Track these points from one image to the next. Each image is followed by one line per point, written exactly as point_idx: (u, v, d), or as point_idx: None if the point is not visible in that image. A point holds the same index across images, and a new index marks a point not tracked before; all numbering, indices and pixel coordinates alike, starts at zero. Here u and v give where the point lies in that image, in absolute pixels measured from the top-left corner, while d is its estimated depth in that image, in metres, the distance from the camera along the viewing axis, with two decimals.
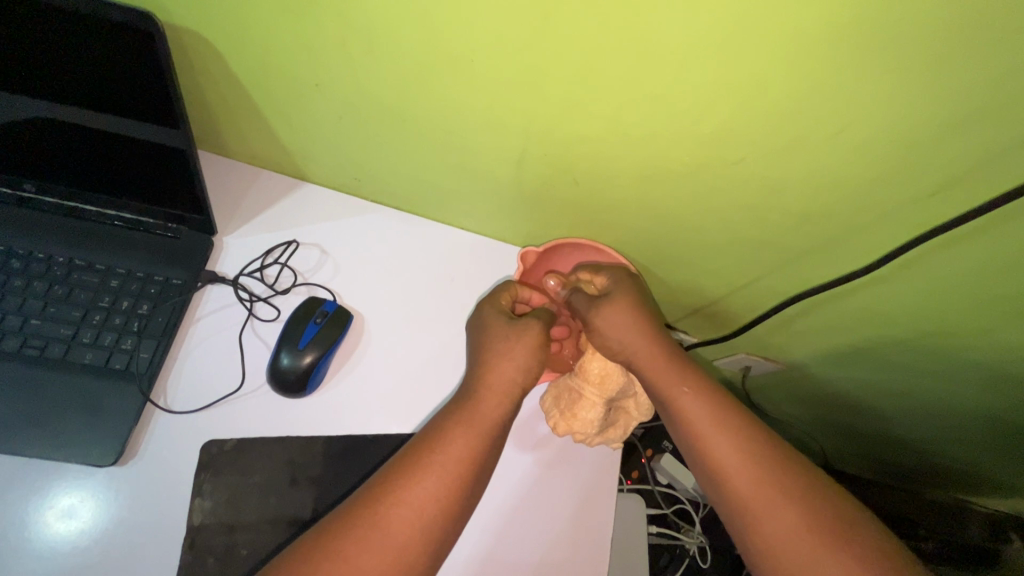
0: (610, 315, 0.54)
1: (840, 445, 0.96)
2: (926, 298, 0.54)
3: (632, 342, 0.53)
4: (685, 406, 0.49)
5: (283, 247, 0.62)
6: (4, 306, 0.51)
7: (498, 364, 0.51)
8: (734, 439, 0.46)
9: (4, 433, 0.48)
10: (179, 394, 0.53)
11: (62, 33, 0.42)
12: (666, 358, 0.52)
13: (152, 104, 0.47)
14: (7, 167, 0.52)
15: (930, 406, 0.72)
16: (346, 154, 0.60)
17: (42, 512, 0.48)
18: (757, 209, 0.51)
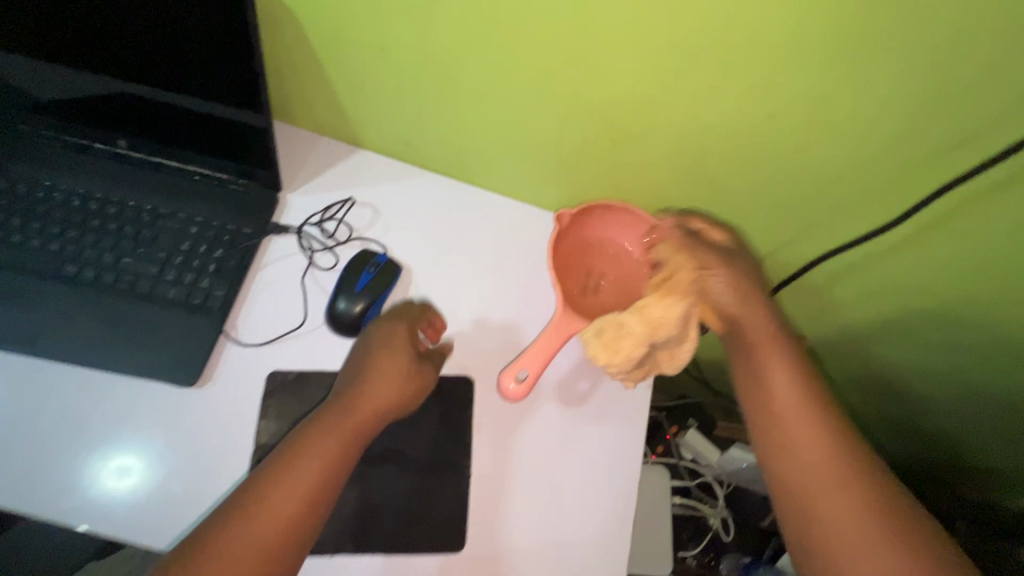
0: (716, 279, 0.55)
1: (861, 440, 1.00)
2: (952, 256, 0.57)
3: (733, 308, 0.54)
4: (775, 379, 0.50)
5: (340, 204, 0.67)
6: (101, 244, 0.58)
7: (366, 388, 0.52)
8: (818, 422, 0.47)
9: (99, 354, 0.54)
10: (250, 329, 0.59)
11: (177, 27, 0.50)
12: (765, 328, 0.53)
13: (237, 78, 0.53)
14: (107, 123, 0.59)
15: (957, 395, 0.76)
16: (401, 118, 0.65)
17: (103, 463, 0.53)
18: (786, 164, 0.55)
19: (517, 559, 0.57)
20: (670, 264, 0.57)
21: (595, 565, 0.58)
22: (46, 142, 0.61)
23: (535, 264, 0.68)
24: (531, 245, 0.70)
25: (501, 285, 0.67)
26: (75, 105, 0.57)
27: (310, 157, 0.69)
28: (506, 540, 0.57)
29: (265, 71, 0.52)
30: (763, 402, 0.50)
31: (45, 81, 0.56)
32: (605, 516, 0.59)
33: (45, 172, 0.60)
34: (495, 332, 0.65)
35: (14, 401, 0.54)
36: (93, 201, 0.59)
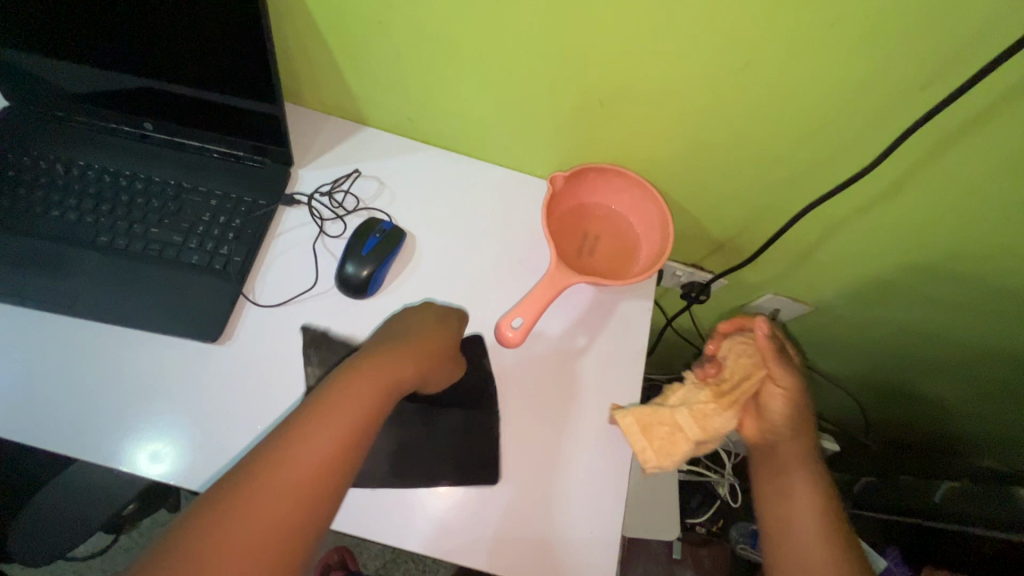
0: (768, 397, 0.61)
1: (857, 398, 1.07)
2: (931, 188, 0.62)
3: (775, 426, 0.61)
4: (798, 493, 0.58)
5: (347, 176, 0.71)
6: (130, 217, 0.63)
7: (409, 350, 0.56)
8: (826, 533, 0.54)
9: (131, 314, 0.59)
10: (267, 291, 0.64)
11: (198, 25, 0.55)
12: (798, 447, 0.61)
13: (251, 67, 0.58)
14: (133, 107, 0.64)
15: (932, 334, 0.84)
16: (402, 94, 0.69)
17: (135, 450, 0.56)
18: (767, 106, 0.58)
19: (519, 502, 0.59)
20: (729, 373, 0.63)
21: (593, 508, 0.60)
22: (79, 125, 0.67)
23: (533, 229, 0.72)
24: (529, 211, 0.73)
25: (500, 250, 0.70)
26: (104, 90, 0.63)
27: (319, 134, 0.73)
28: (507, 486, 0.60)
29: (275, 61, 0.57)
30: (784, 511, 0.57)
31: (76, 68, 0.61)
32: (602, 463, 0.62)
33: (78, 153, 0.65)
34: (495, 293, 0.68)
35: (61, 361, 0.59)
36: (124, 178, 0.65)
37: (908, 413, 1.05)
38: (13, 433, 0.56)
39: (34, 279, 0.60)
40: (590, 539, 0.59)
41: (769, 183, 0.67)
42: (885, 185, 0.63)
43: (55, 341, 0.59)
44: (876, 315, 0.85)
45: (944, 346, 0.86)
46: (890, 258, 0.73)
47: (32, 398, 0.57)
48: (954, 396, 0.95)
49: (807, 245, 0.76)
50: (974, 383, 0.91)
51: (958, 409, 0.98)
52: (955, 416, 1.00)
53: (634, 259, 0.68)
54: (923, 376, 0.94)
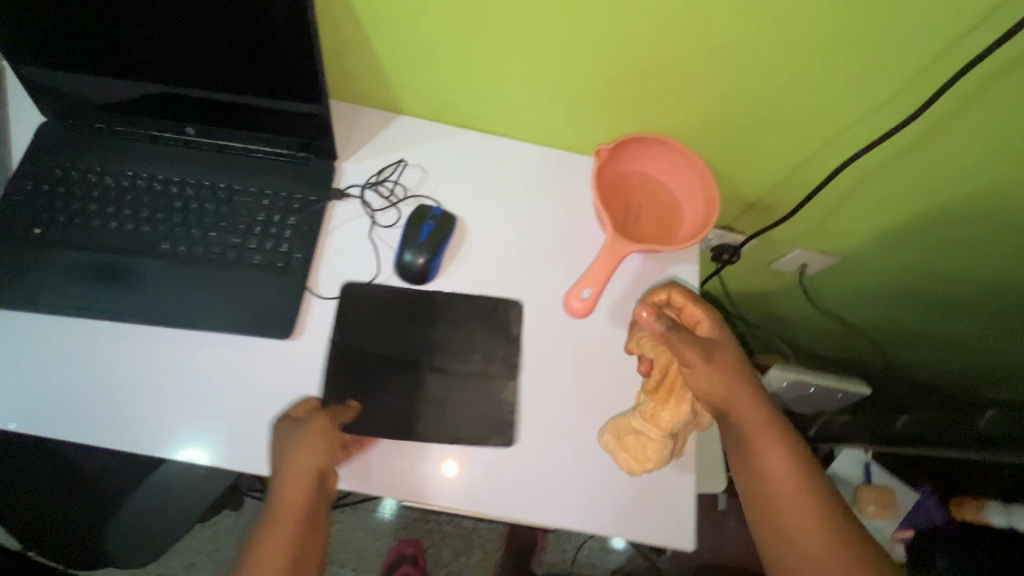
0: (698, 375, 0.56)
1: (883, 344, 1.11)
2: (965, 136, 0.64)
3: (720, 400, 0.56)
4: (769, 463, 0.55)
5: (392, 166, 0.71)
6: (187, 222, 0.64)
7: (292, 472, 0.53)
8: (808, 499, 0.53)
9: (201, 316, 0.61)
10: (329, 284, 0.65)
11: (246, 30, 0.55)
12: (750, 406, 0.57)
13: (297, 68, 0.58)
14: (174, 112, 0.64)
15: (960, 276, 0.87)
16: (441, 78, 0.69)
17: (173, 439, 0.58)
18: (811, 68, 0.60)
19: (597, 465, 0.62)
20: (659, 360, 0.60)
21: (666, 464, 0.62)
22: (119, 134, 0.66)
23: (577, 203, 0.73)
24: (571, 186, 0.74)
25: (547, 226, 0.72)
26: (143, 97, 0.63)
27: (357, 125, 0.73)
28: (582, 451, 0.62)
29: (324, 62, 0.57)
30: (761, 482, 0.55)
31: (115, 76, 0.60)
32: None
33: (124, 163, 0.65)
34: (548, 269, 0.69)
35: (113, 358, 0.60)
36: (173, 184, 0.65)
37: (932, 356, 1.09)
38: (102, 442, 0.57)
39: (97, 287, 0.60)
40: (666, 493, 0.61)
41: (806, 138, 0.69)
42: (923, 132, 0.65)
43: (126, 350, 0.60)
44: (903, 262, 0.88)
45: (970, 287, 0.89)
46: (922, 204, 0.75)
47: (114, 407, 0.58)
48: (978, 334, 1.00)
49: (841, 198, 0.78)
50: (999, 321, 0.95)
51: (980, 346, 1.02)
52: (978, 355, 1.05)
53: (680, 224, 0.69)
54: (947, 318, 0.98)
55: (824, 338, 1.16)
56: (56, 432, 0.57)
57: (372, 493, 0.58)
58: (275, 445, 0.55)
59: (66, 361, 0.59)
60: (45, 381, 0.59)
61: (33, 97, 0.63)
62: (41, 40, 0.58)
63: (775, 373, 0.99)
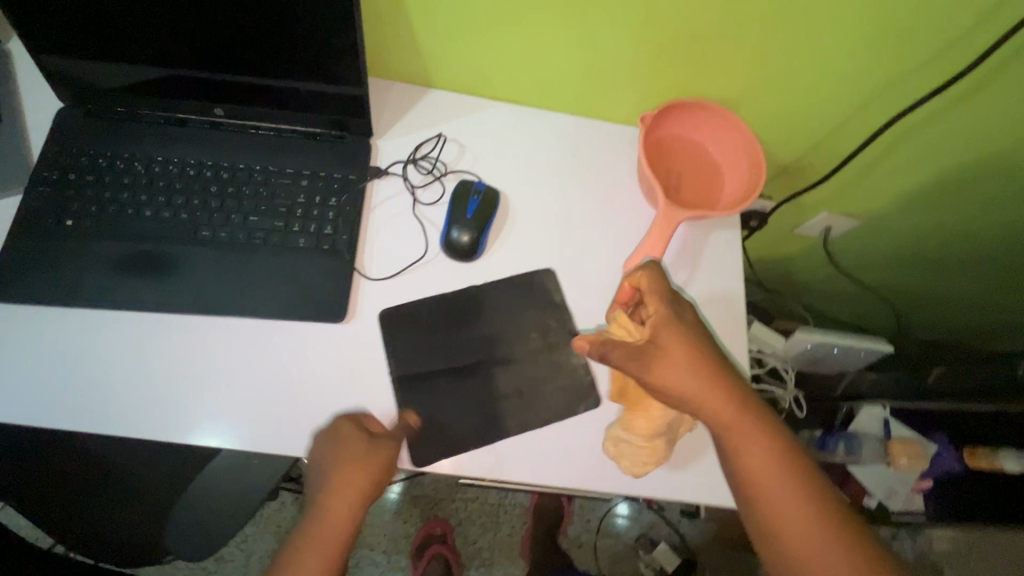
0: (668, 371, 0.52)
1: (899, 304, 1.13)
2: (1007, 91, 0.65)
3: (692, 399, 0.52)
4: (748, 455, 0.51)
5: (428, 142, 0.69)
6: (226, 207, 0.61)
7: (340, 484, 0.53)
8: (788, 487, 0.50)
9: (246, 303, 0.59)
10: (378, 265, 0.63)
11: (281, 8, 0.52)
12: (724, 402, 0.52)
13: (335, 48, 0.56)
14: (202, 96, 0.61)
15: (984, 234, 0.89)
16: (477, 50, 0.67)
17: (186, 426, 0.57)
18: (861, 26, 0.59)
19: None
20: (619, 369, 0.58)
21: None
22: (143, 119, 0.64)
23: (616, 173, 0.72)
24: (609, 156, 0.73)
25: (589, 197, 0.70)
26: (170, 80, 0.60)
27: (389, 101, 0.71)
28: None
29: (364, 41, 0.55)
30: (738, 475, 0.52)
31: (140, 62, 0.58)
32: None
33: (153, 148, 0.63)
34: (593, 240, 0.68)
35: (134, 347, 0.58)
36: (206, 168, 0.62)
37: (945, 313, 1.12)
38: (158, 437, 0.56)
39: (133, 279, 0.59)
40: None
41: (848, 98, 0.68)
42: (965, 87, 0.65)
43: (174, 343, 0.59)
44: (928, 221, 0.89)
45: (993, 245, 0.91)
46: (956, 160, 0.76)
47: (164, 402, 0.57)
48: (994, 292, 1.02)
49: (873, 159, 0.78)
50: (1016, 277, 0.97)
51: (995, 300, 1.05)
52: (991, 310, 1.08)
53: (724, 190, 0.69)
54: (965, 276, 1.00)
55: (840, 301, 1.18)
56: (110, 429, 0.56)
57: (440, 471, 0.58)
58: (318, 465, 0.54)
59: (113, 357, 0.58)
60: (93, 378, 0.57)
61: (51, 83, 0.60)
62: (60, 25, 0.55)
63: (800, 336, 0.98)
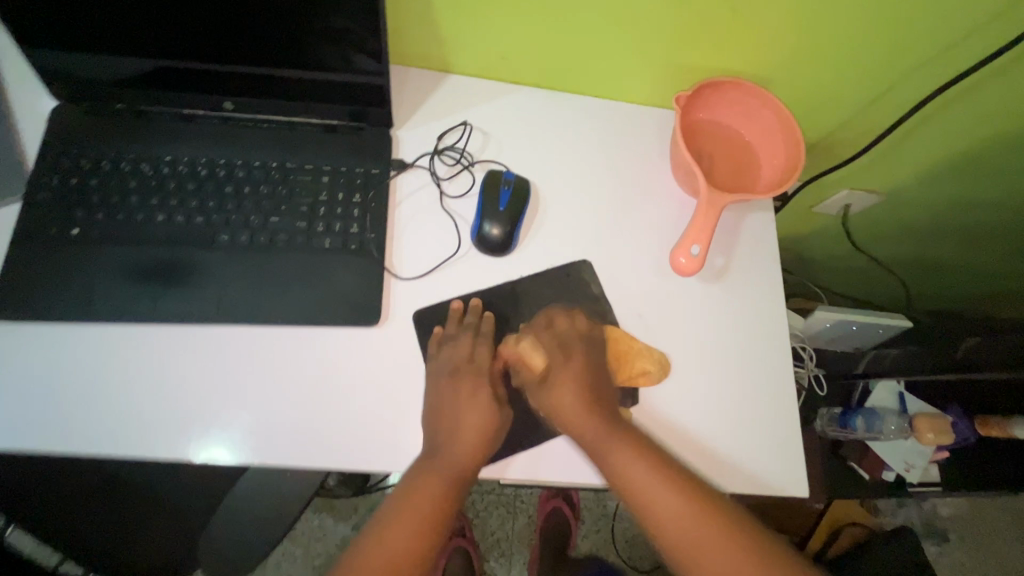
0: (562, 391, 0.55)
1: (912, 279, 1.13)
2: None
3: (576, 422, 0.54)
4: (624, 472, 0.51)
5: (452, 132, 0.66)
6: (244, 207, 0.58)
7: (461, 413, 0.54)
8: (676, 497, 0.49)
9: (271, 310, 0.56)
10: (407, 264, 0.61)
11: None
12: (597, 425, 0.53)
13: (357, 34, 0.52)
14: (212, 89, 0.57)
15: (1007, 207, 0.88)
16: (500, 33, 0.63)
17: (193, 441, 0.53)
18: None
19: (707, 419, 0.60)
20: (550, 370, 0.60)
21: (777, 418, 0.61)
22: (146, 116, 0.60)
23: (647, 157, 0.69)
24: (637, 139, 0.70)
25: (620, 184, 0.68)
26: (175, 72, 0.56)
27: (407, 89, 0.67)
28: (697, 409, 0.60)
29: (386, 23, 0.50)
30: (626, 491, 0.51)
31: (147, 54, 0.54)
32: (774, 372, 0.63)
33: (159, 147, 0.59)
34: (626, 229, 0.66)
35: (137, 360, 0.54)
36: (220, 167, 0.59)
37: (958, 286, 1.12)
38: (184, 457, 0.53)
39: (145, 289, 0.55)
40: (780, 446, 0.60)
41: (885, 73, 0.66)
42: (1006, 60, 0.63)
43: (195, 356, 0.55)
44: (951, 196, 0.88)
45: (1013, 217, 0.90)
46: (987, 134, 0.74)
47: (181, 417, 0.53)
48: (1011, 263, 1.02)
49: (902, 136, 0.76)
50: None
51: (1011, 270, 1.04)
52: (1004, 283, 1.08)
53: (760, 172, 0.66)
54: (982, 249, 1.00)
55: (853, 279, 1.17)
56: (132, 451, 0.52)
57: (487, 476, 0.56)
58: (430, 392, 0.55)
59: (130, 374, 0.54)
60: (110, 398, 0.53)
61: (44, 79, 0.56)
62: (58, 18, 0.50)
63: (818, 314, 0.97)
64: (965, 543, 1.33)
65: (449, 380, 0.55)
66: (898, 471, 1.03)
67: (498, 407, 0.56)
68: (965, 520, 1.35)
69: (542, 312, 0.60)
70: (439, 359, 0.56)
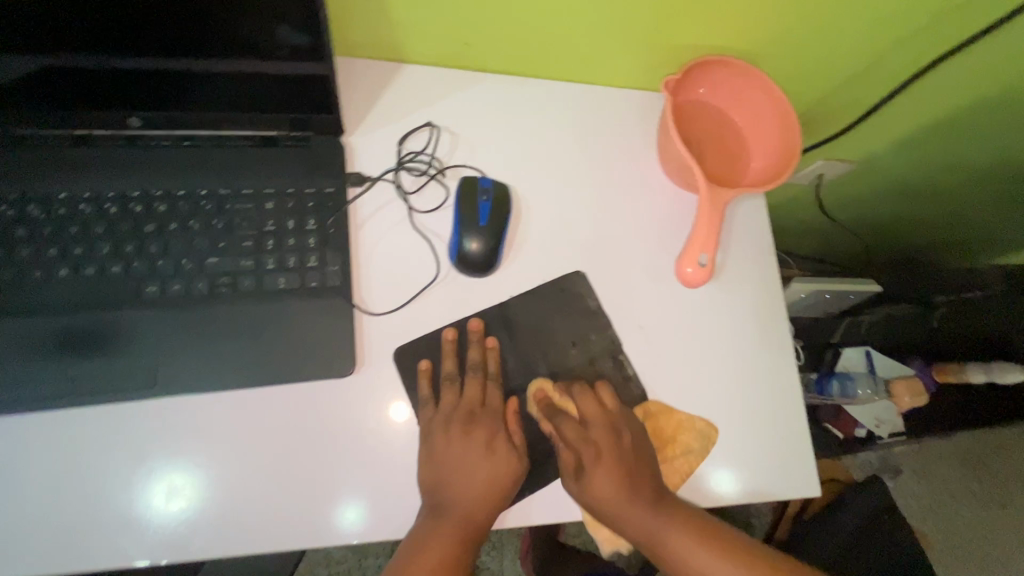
0: (598, 477, 0.50)
1: (885, 250, 1.11)
2: None
3: (619, 510, 0.50)
4: (671, 545, 0.49)
5: (414, 133, 0.58)
6: (172, 248, 0.49)
7: (468, 461, 0.49)
8: (715, 550, 0.49)
9: (223, 363, 0.48)
10: (379, 296, 0.53)
11: None
12: (650, 514, 0.49)
13: (282, 4, 0.41)
14: (112, 101, 0.47)
15: (982, 178, 0.86)
16: (461, 16, 0.53)
17: (144, 504, 0.46)
18: None
19: (720, 436, 0.56)
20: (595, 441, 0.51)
21: (788, 439, 0.57)
22: (32, 144, 0.49)
23: (632, 148, 0.63)
24: (620, 128, 0.63)
25: (605, 181, 0.61)
26: (58, 82, 0.44)
27: (355, 86, 0.58)
28: (713, 434, 0.56)
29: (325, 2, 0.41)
30: (665, 551, 0.49)
31: (12, 52, 0.42)
32: (782, 385, 0.58)
33: (55, 181, 0.49)
34: (616, 232, 0.60)
35: (64, 433, 0.46)
36: (135, 203, 0.49)
37: (929, 254, 1.11)
38: (129, 566, 0.45)
39: (60, 357, 0.46)
40: (791, 467, 0.56)
41: (872, 46, 0.62)
42: (994, 39, 0.60)
43: (132, 439, 0.47)
44: (927, 170, 0.85)
45: (985, 188, 0.89)
46: (967, 106, 0.70)
47: (124, 498, 0.46)
48: (979, 231, 1.01)
49: (881, 113, 0.73)
50: (1004, 215, 0.96)
51: (982, 229, 1.01)
52: (972, 249, 1.08)
53: (752, 161, 0.62)
54: (954, 220, 0.99)
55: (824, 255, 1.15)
56: (64, 572, 0.44)
57: (495, 527, 0.51)
58: (430, 437, 0.49)
59: (54, 469, 0.46)
60: (31, 502, 0.45)
61: None
62: None
63: (797, 286, 0.91)
64: (932, 484, 1.37)
65: (462, 428, 0.50)
66: (869, 427, 1.07)
67: (511, 451, 0.50)
68: (925, 459, 1.38)
69: (560, 388, 0.53)
70: (444, 404, 0.51)
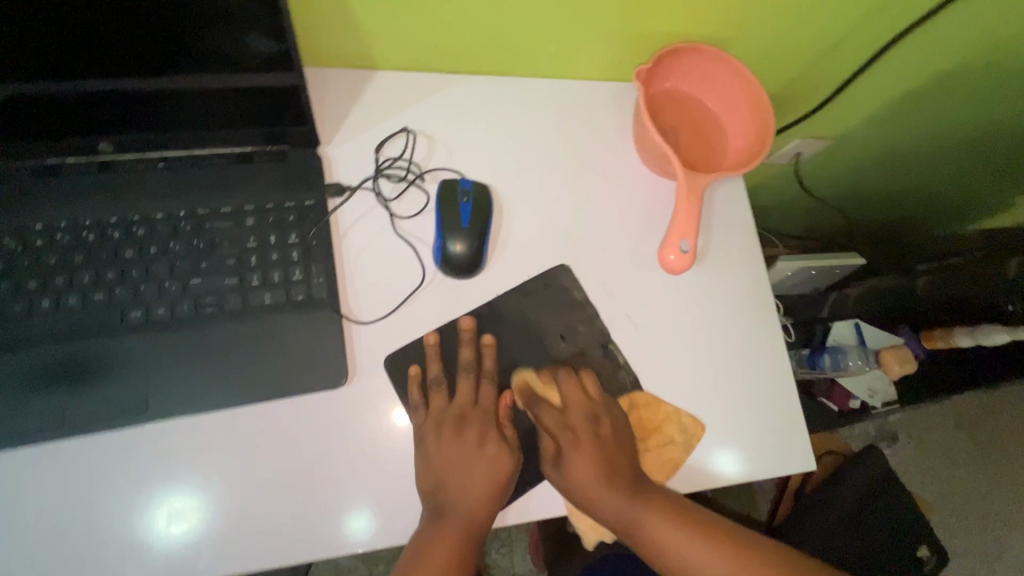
0: (580, 463, 0.51)
1: (869, 223, 1.12)
2: (992, 8, 0.61)
3: (600, 497, 0.50)
4: (612, 500, 0.50)
5: (391, 139, 0.58)
6: (155, 270, 0.48)
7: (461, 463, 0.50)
8: (670, 522, 0.50)
9: (215, 382, 0.48)
10: (366, 305, 0.53)
11: None
12: (607, 480, 0.51)
13: (247, 17, 0.41)
14: (81, 127, 0.46)
15: (958, 143, 0.87)
16: (426, 18, 0.53)
17: (148, 531, 0.46)
18: None
19: (712, 420, 0.56)
20: (579, 430, 0.52)
21: (778, 416, 0.58)
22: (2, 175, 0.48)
23: (608, 139, 0.63)
24: (595, 120, 0.64)
25: (584, 174, 0.62)
26: (25, 111, 0.44)
27: (329, 97, 0.58)
28: (706, 419, 0.56)
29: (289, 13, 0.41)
30: (622, 520, 0.51)
31: None
32: (768, 364, 0.59)
33: (28, 212, 0.48)
34: (599, 224, 0.60)
35: (56, 463, 0.46)
36: (114, 228, 0.49)
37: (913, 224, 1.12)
38: None
39: (48, 389, 0.46)
40: (784, 444, 0.57)
41: (837, 24, 0.63)
42: (953, 9, 0.61)
43: (127, 463, 0.47)
44: (903, 141, 0.87)
45: (962, 154, 0.90)
46: (935, 74, 0.71)
47: (121, 523, 0.46)
48: (961, 196, 1.03)
49: (851, 90, 0.74)
50: (983, 179, 0.97)
51: (962, 195, 1.02)
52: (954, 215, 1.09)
53: (728, 145, 0.62)
54: (936, 187, 1.00)
55: (807, 231, 1.16)
56: None
57: (496, 526, 0.51)
58: (422, 445, 0.50)
59: (47, 500, 0.45)
60: (28, 536, 0.45)
61: None
62: None
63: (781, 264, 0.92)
64: (926, 448, 1.39)
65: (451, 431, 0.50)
66: (863, 398, 1.09)
67: (504, 450, 0.51)
68: (920, 424, 1.39)
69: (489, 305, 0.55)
70: (433, 408, 0.51)
